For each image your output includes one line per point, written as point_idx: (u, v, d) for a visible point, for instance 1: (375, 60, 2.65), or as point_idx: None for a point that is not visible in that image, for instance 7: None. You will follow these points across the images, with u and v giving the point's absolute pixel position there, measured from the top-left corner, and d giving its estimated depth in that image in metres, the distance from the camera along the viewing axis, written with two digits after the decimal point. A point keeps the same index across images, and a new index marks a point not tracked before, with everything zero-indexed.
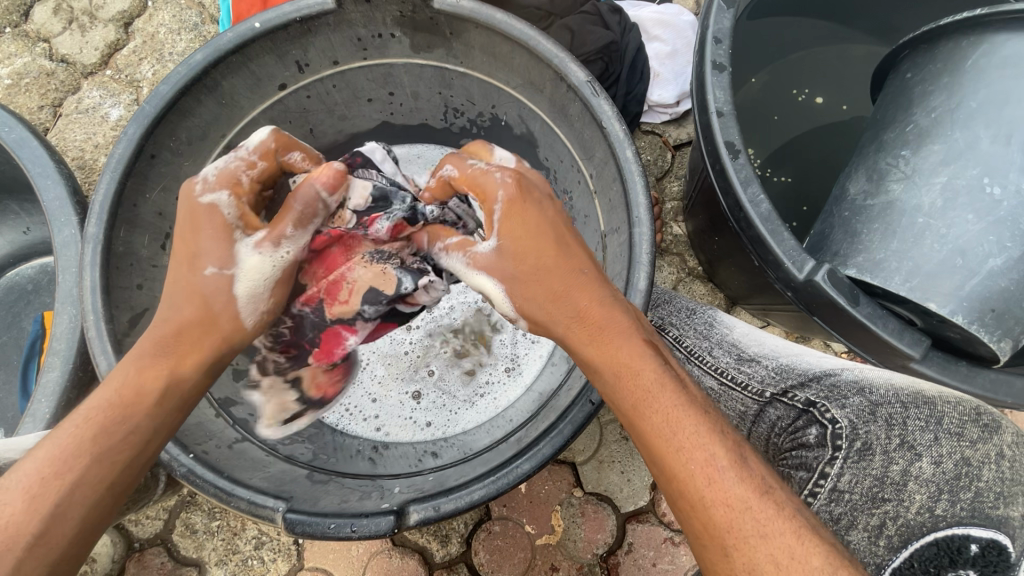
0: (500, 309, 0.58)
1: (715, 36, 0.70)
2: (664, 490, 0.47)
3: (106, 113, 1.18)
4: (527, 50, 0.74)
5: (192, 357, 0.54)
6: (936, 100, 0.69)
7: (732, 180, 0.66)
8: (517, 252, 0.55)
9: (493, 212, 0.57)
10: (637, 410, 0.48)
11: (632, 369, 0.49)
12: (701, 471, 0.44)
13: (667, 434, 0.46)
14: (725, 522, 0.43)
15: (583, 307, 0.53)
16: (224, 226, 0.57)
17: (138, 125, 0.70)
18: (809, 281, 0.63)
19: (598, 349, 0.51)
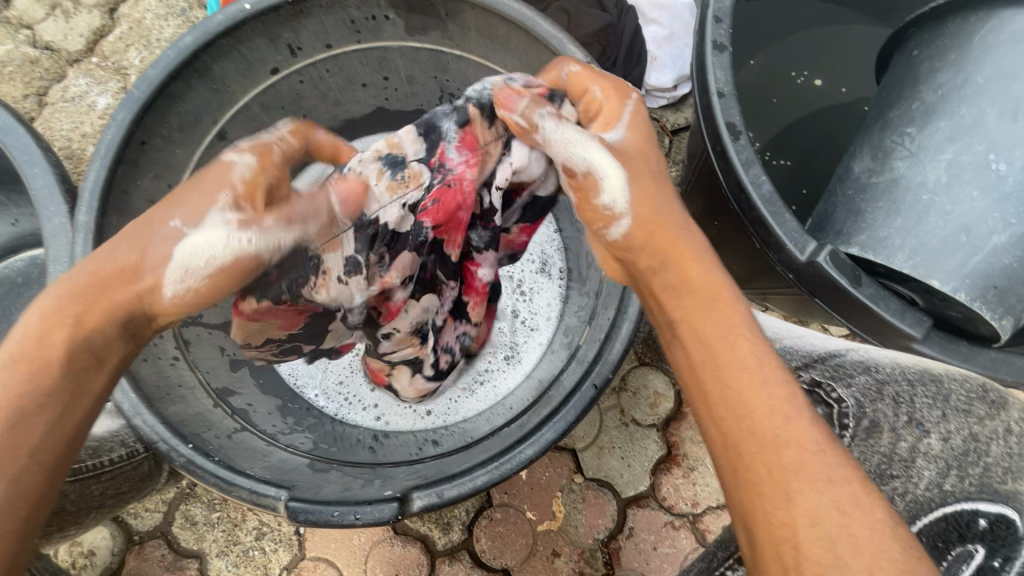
0: (606, 200, 0.53)
1: (717, 15, 0.69)
2: (730, 431, 0.46)
3: (93, 101, 1.16)
4: (525, 32, 0.72)
5: (100, 308, 0.47)
6: (942, 77, 0.68)
7: (734, 161, 0.66)
8: (638, 152, 0.56)
9: (625, 109, 0.58)
10: (723, 340, 0.48)
11: (717, 299, 0.50)
12: (782, 407, 0.45)
13: (752, 366, 0.46)
14: (794, 463, 0.43)
15: (683, 233, 0.53)
16: (222, 186, 0.51)
17: (128, 110, 0.69)
18: (811, 262, 0.63)
19: (682, 272, 0.51)
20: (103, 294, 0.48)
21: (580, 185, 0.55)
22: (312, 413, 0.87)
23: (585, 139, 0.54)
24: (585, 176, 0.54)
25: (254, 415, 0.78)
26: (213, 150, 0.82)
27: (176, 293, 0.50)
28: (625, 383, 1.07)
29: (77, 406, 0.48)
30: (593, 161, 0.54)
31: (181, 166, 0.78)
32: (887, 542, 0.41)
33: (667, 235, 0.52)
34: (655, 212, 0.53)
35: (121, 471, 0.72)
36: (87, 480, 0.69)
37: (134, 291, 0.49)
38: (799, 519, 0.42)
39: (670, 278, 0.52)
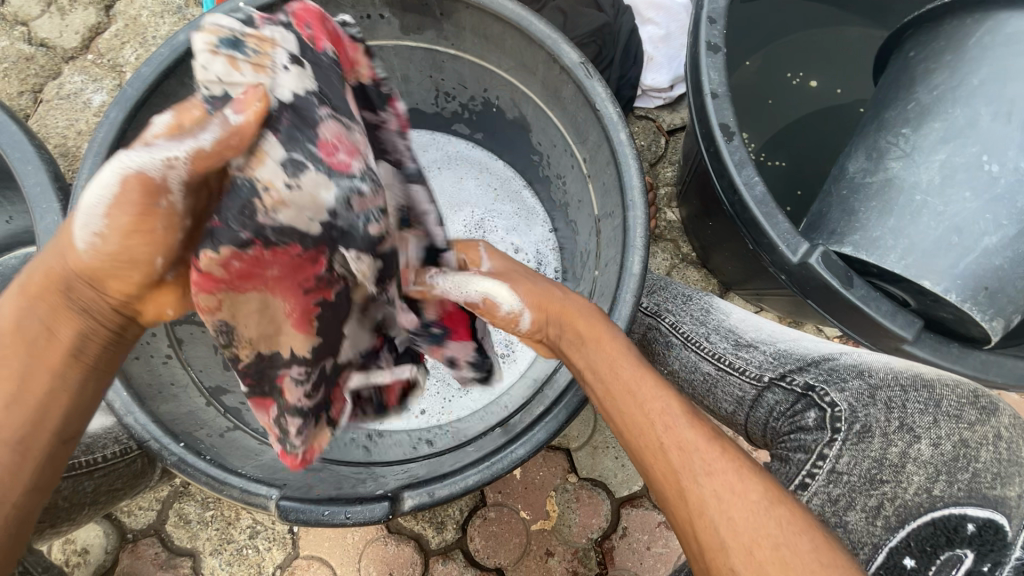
0: (505, 309, 0.57)
1: (711, 16, 0.69)
2: (630, 450, 0.47)
3: (88, 98, 1.15)
4: (519, 32, 0.72)
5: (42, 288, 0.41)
6: (938, 78, 0.68)
7: (727, 162, 0.66)
8: (507, 270, 0.61)
9: (483, 265, 0.63)
10: (606, 372, 0.50)
11: (596, 337, 0.52)
12: (658, 417, 0.46)
13: (634, 388, 0.48)
14: (680, 464, 0.44)
15: (565, 301, 0.56)
16: (117, 129, 0.39)
17: (121, 108, 0.68)
18: (803, 264, 0.63)
19: (565, 322, 0.54)
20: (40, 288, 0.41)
21: (484, 309, 0.59)
22: None
23: (465, 277, 0.60)
24: (483, 301, 0.58)
25: (247, 413, 0.78)
26: None
27: (90, 249, 0.39)
28: None
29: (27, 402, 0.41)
30: (489, 289, 0.58)
31: None
32: (770, 522, 0.40)
33: (532, 301, 0.56)
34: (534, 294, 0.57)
35: (114, 468, 0.73)
36: (82, 476, 0.68)
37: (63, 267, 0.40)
38: (697, 517, 0.42)
39: (561, 332, 0.55)
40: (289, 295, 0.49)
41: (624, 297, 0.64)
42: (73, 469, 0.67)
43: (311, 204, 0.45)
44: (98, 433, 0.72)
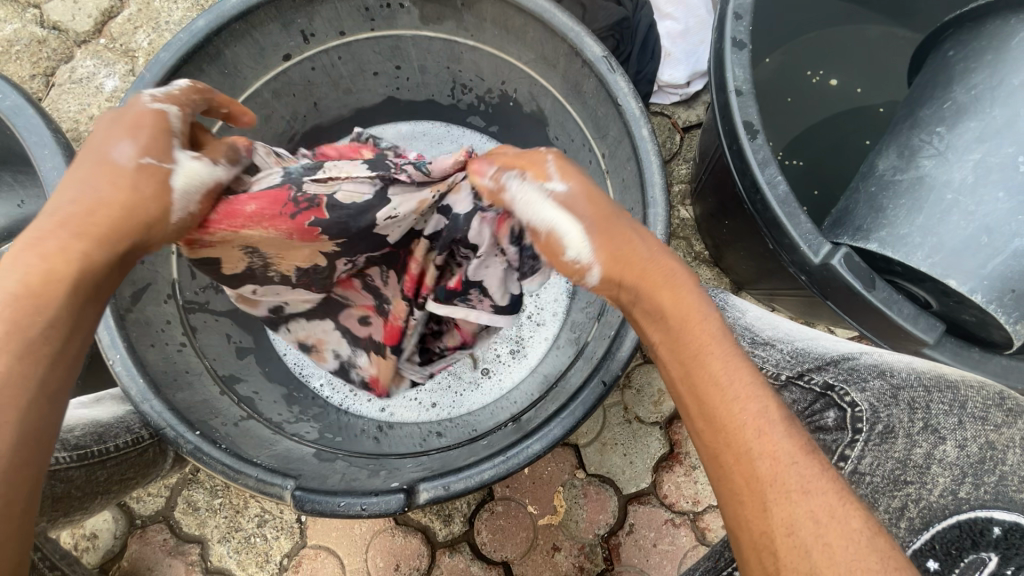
0: (570, 254, 0.52)
1: (736, 12, 0.69)
2: (708, 444, 0.44)
3: (100, 83, 1.15)
4: (542, 24, 0.72)
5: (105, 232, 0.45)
6: (976, 77, 0.67)
7: (750, 161, 0.65)
8: (582, 195, 0.53)
9: (551, 164, 0.55)
10: (695, 358, 0.46)
11: (691, 319, 0.48)
12: (753, 421, 0.42)
13: (724, 382, 0.44)
14: (770, 475, 0.41)
15: (650, 263, 0.50)
16: (165, 128, 0.51)
17: (139, 93, 0.68)
18: (824, 265, 0.63)
19: (655, 298, 0.49)
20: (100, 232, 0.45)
21: (546, 242, 0.54)
22: (317, 403, 0.87)
23: (534, 202, 0.53)
24: (548, 235, 0.53)
25: (260, 403, 0.78)
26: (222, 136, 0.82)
27: (180, 220, 0.52)
28: (629, 380, 1.07)
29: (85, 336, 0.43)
30: (557, 223, 0.52)
31: None
32: (868, 556, 0.37)
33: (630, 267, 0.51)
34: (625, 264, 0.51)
35: (128, 458, 0.72)
36: (95, 467, 0.68)
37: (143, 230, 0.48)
38: (777, 533, 0.39)
39: (646, 304, 0.50)
40: (275, 225, 0.59)
41: None
42: (85, 460, 0.66)
43: (271, 179, 0.61)
44: (112, 423, 0.71)
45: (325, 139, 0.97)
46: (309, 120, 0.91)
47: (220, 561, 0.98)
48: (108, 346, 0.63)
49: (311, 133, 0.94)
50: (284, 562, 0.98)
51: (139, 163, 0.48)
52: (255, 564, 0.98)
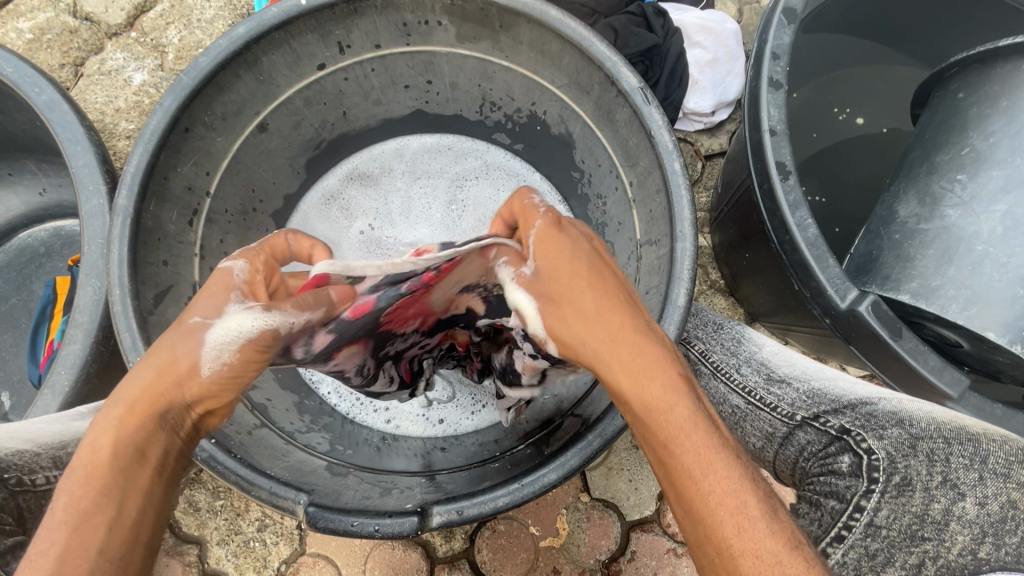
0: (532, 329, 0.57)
1: (775, 52, 0.68)
2: (691, 531, 0.44)
3: (129, 76, 1.15)
4: (579, 51, 0.72)
5: (144, 405, 0.47)
6: (993, 124, 0.68)
7: (781, 202, 0.65)
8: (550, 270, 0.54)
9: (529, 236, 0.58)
10: (670, 449, 0.44)
11: (661, 405, 0.45)
12: (731, 519, 0.42)
13: (699, 477, 0.43)
14: (752, 572, 0.40)
15: (614, 340, 0.49)
16: (225, 287, 0.53)
17: (175, 97, 0.68)
18: (851, 310, 0.63)
19: (625, 374, 0.47)
20: (134, 409, 0.47)
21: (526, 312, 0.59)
22: (326, 411, 0.87)
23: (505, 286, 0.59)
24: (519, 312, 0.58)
25: (273, 410, 0.77)
26: (253, 141, 0.82)
27: (216, 371, 0.50)
28: None
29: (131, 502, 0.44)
30: (522, 304, 0.57)
31: (221, 156, 0.78)
32: None
33: (599, 339, 0.50)
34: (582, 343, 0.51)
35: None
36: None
37: (175, 384, 0.49)
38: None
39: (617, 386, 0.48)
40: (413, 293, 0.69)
41: (666, 328, 0.64)
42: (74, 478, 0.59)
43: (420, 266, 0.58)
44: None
45: (351, 146, 0.97)
46: (337, 128, 0.92)
47: (218, 564, 0.97)
48: (129, 349, 0.62)
49: (338, 141, 0.94)
50: (281, 568, 0.97)
51: (192, 326, 0.50)
52: (252, 569, 0.97)
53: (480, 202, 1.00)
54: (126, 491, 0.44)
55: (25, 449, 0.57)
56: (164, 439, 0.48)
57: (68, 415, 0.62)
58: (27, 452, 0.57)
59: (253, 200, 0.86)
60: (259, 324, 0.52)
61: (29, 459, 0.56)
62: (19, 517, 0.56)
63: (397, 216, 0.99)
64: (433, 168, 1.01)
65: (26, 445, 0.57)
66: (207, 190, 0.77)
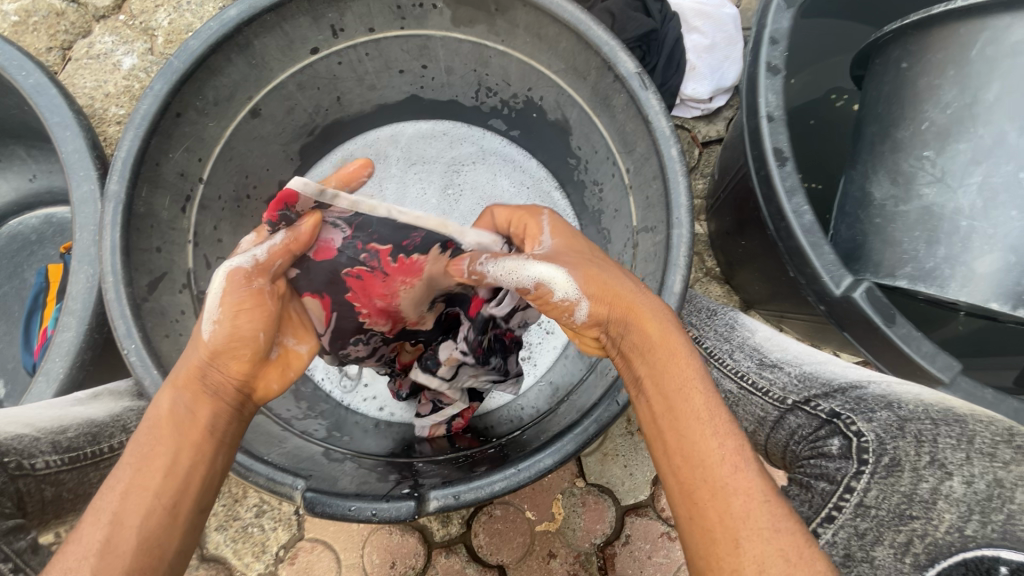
0: (559, 293, 0.52)
1: (773, 37, 0.68)
2: (682, 477, 0.45)
3: (118, 60, 1.13)
4: (576, 34, 0.71)
5: (185, 378, 0.52)
6: (946, 95, 0.67)
7: (778, 188, 0.65)
8: (567, 249, 0.56)
9: (544, 223, 0.60)
10: (679, 393, 0.47)
11: (670, 352, 0.49)
12: (730, 457, 0.43)
13: (705, 418, 0.45)
14: (742, 511, 0.41)
15: (636, 296, 0.52)
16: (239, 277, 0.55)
17: (165, 81, 0.67)
18: (846, 297, 0.63)
19: (639, 323, 0.50)
20: (187, 379, 0.52)
21: (535, 296, 0.54)
22: (323, 398, 0.87)
23: (521, 261, 0.55)
24: (536, 286, 0.53)
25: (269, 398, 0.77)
26: (245, 127, 0.81)
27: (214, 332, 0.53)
28: None
29: (181, 456, 0.48)
30: (543, 274, 0.53)
31: (213, 142, 0.77)
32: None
33: (622, 293, 0.52)
34: (606, 289, 0.52)
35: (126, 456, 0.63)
36: (87, 469, 0.59)
37: (205, 356, 0.53)
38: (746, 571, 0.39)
39: (633, 338, 0.51)
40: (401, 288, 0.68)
41: None
42: (74, 464, 0.57)
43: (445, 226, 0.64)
44: (107, 421, 0.61)
45: (344, 132, 0.96)
46: (331, 113, 0.90)
47: (216, 549, 0.98)
48: (124, 336, 0.62)
49: (331, 127, 0.93)
50: (280, 553, 0.98)
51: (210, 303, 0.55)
52: (251, 554, 0.98)
53: (477, 187, 1.00)
54: (175, 449, 0.48)
55: (24, 433, 0.54)
56: (208, 404, 0.52)
57: (64, 402, 0.63)
58: (26, 436, 0.54)
59: (247, 187, 0.85)
60: (223, 273, 0.55)
61: (30, 442, 0.54)
62: (18, 503, 0.52)
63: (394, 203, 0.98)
64: (429, 154, 1.00)
65: (24, 429, 0.55)
66: (200, 176, 0.76)
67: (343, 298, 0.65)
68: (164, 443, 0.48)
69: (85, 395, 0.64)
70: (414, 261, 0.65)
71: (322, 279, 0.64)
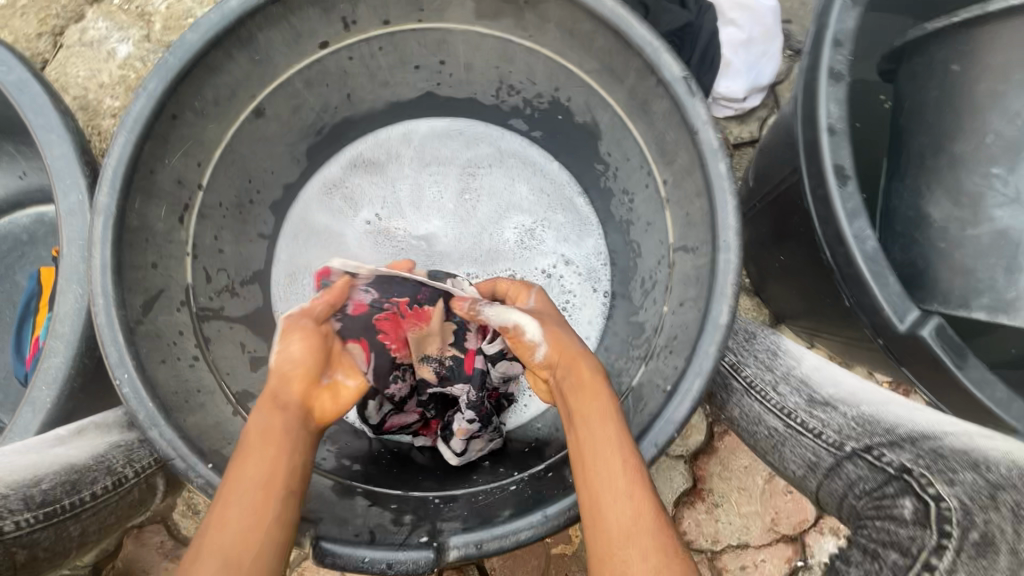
0: (527, 336, 0.64)
1: (837, 38, 0.60)
2: (591, 500, 0.52)
3: (113, 48, 1.06)
4: (614, 33, 0.64)
5: (267, 399, 0.57)
6: (1013, 103, 0.59)
7: (837, 210, 0.59)
8: (545, 310, 0.69)
9: (530, 289, 0.72)
10: (596, 431, 0.54)
11: (595, 394, 0.57)
12: (627, 490, 0.50)
13: (612, 456, 0.53)
14: (631, 533, 0.48)
15: (578, 352, 0.62)
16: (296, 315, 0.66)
17: (160, 79, 0.60)
18: (911, 334, 0.56)
19: (576, 372, 0.59)
20: (271, 396, 0.57)
21: (512, 337, 0.66)
22: None
23: (507, 308, 0.68)
24: (514, 330, 0.66)
25: None
26: (249, 128, 0.74)
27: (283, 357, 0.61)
28: None
29: (273, 458, 0.52)
30: (521, 321, 0.65)
31: (213, 145, 0.71)
32: None
33: (568, 348, 0.62)
34: (562, 342, 0.62)
35: (104, 503, 0.60)
36: (64, 522, 0.56)
37: (280, 381, 0.59)
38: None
39: (570, 381, 0.59)
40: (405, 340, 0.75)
41: (705, 347, 0.58)
42: (50, 518, 0.55)
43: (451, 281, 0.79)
44: (87, 463, 0.58)
45: (354, 131, 0.89)
46: (341, 111, 0.84)
47: None
48: (116, 364, 0.57)
49: (340, 126, 0.86)
50: None
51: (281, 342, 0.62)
52: None
53: (495, 193, 0.93)
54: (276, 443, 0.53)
55: None
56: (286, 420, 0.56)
57: (46, 440, 0.60)
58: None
59: (250, 192, 0.79)
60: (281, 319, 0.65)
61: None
62: None
63: (407, 207, 0.92)
64: (444, 155, 0.93)
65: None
66: (199, 183, 0.70)
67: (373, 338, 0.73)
68: (255, 454, 0.52)
69: (65, 431, 0.61)
70: (424, 310, 0.75)
71: (359, 328, 0.72)
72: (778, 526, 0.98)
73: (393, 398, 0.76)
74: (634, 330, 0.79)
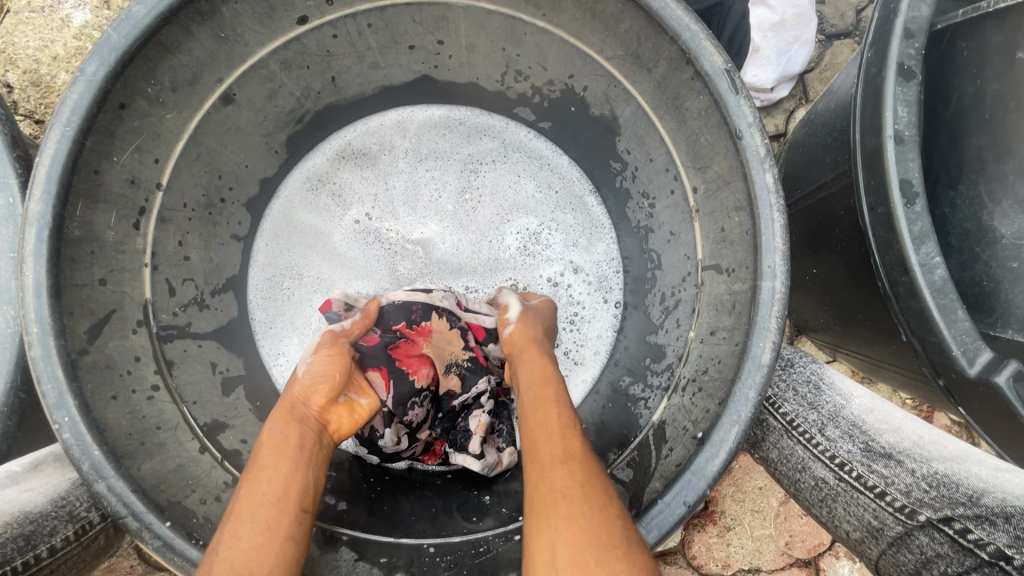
0: (507, 314, 0.68)
1: (909, 28, 0.51)
2: (532, 459, 0.51)
3: (66, 15, 0.93)
4: (645, 14, 0.54)
5: (281, 413, 0.56)
6: None
7: (901, 235, 0.51)
8: (540, 308, 0.70)
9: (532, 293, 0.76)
10: (542, 398, 0.56)
11: (545, 367, 0.59)
12: (565, 451, 0.50)
13: (555, 421, 0.53)
14: (565, 485, 0.47)
15: (539, 337, 0.64)
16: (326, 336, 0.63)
17: (101, 61, 0.50)
18: (983, 379, 0.49)
19: (530, 351, 0.62)
20: (290, 415, 0.56)
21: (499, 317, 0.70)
22: None
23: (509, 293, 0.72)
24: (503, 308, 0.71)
25: None
26: (215, 116, 0.64)
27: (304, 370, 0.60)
28: None
29: (290, 477, 0.51)
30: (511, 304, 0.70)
31: (172, 137, 0.61)
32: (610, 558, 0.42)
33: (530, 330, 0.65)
34: (528, 322, 0.66)
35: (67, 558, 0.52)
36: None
37: (299, 399, 0.57)
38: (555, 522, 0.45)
39: (522, 360, 0.61)
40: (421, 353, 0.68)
41: (744, 390, 0.50)
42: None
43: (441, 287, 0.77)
44: (46, 512, 0.50)
45: (339, 119, 0.78)
46: (323, 97, 0.73)
47: None
48: (54, 405, 0.48)
49: (324, 113, 0.76)
50: None
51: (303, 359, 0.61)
52: None
53: (498, 191, 0.83)
54: (289, 459, 0.52)
55: None
56: (302, 434, 0.55)
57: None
58: None
59: (220, 190, 0.69)
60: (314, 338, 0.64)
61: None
62: None
63: (398, 203, 0.81)
64: (441, 147, 0.82)
65: None
66: (156, 183, 0.61)
67: (393, 366, 0.65)
68: (269, 466, 0.51)
69: (22, 472, 0.53)
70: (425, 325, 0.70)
71: (380, 354, 0.66)
72: (792, 550, 0.93)
73: (410, 424, 0.66)
74: (652, 353, 0.71)
